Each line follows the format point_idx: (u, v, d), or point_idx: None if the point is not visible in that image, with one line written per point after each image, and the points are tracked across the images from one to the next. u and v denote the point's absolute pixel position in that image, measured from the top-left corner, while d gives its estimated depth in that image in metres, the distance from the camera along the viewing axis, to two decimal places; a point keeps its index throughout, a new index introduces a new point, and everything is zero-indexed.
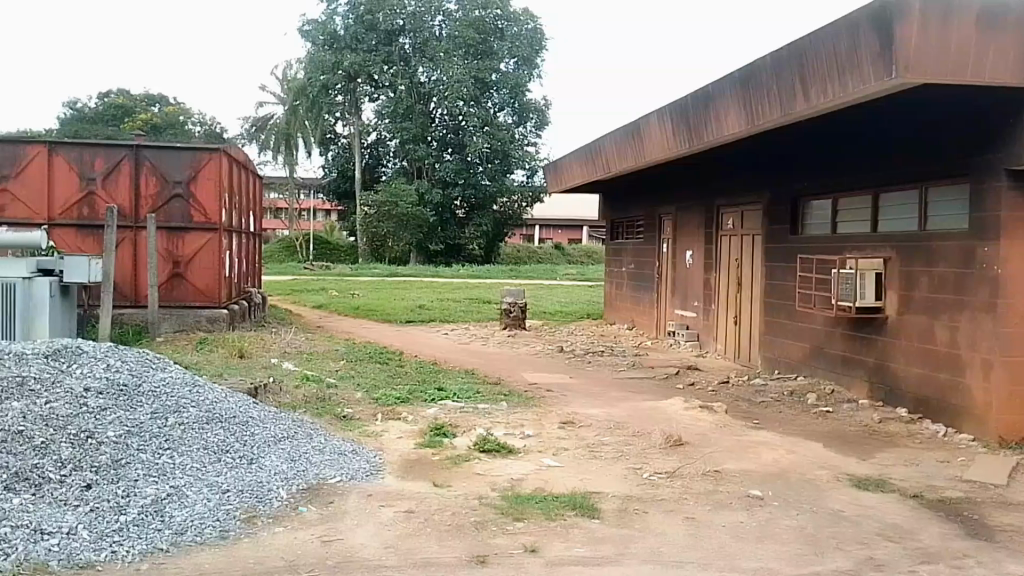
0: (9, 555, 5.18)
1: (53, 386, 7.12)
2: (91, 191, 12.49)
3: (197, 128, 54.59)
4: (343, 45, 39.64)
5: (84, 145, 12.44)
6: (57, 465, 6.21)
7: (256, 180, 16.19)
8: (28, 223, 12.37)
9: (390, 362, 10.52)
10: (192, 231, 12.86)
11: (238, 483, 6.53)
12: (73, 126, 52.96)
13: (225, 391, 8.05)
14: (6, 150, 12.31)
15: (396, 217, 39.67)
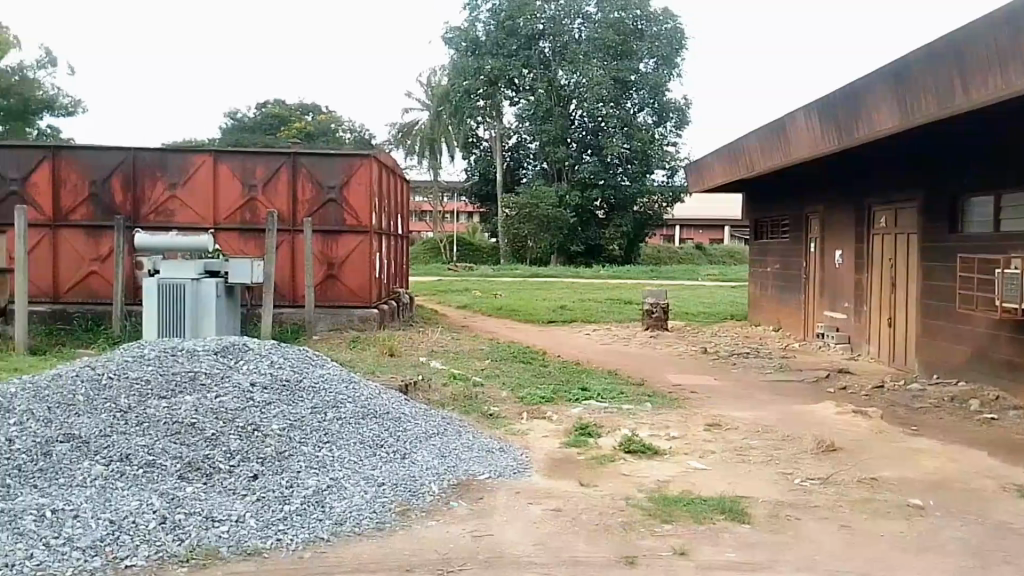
0: (185, 540, 5.55)
1: (223, 380, 7.51)
2: (252, 197, 13.17)
3: (347, 135, 56.79)
4: (484, 51, 40.59)
5: (247, 154, 13.12)
6: (227, 455, 6.52)
7: (404, 184, 16.76)
8: (196, 228, 13.14)
9: (533, 362, 10.69)
10: (344, 234, 13.40)
11: (393, 477, 6.70)
12: (233, 136, 56.47)
13: (378, 388, 8.35)
14: (176, 159, 13.06)
15: (537, 219, 40.72)
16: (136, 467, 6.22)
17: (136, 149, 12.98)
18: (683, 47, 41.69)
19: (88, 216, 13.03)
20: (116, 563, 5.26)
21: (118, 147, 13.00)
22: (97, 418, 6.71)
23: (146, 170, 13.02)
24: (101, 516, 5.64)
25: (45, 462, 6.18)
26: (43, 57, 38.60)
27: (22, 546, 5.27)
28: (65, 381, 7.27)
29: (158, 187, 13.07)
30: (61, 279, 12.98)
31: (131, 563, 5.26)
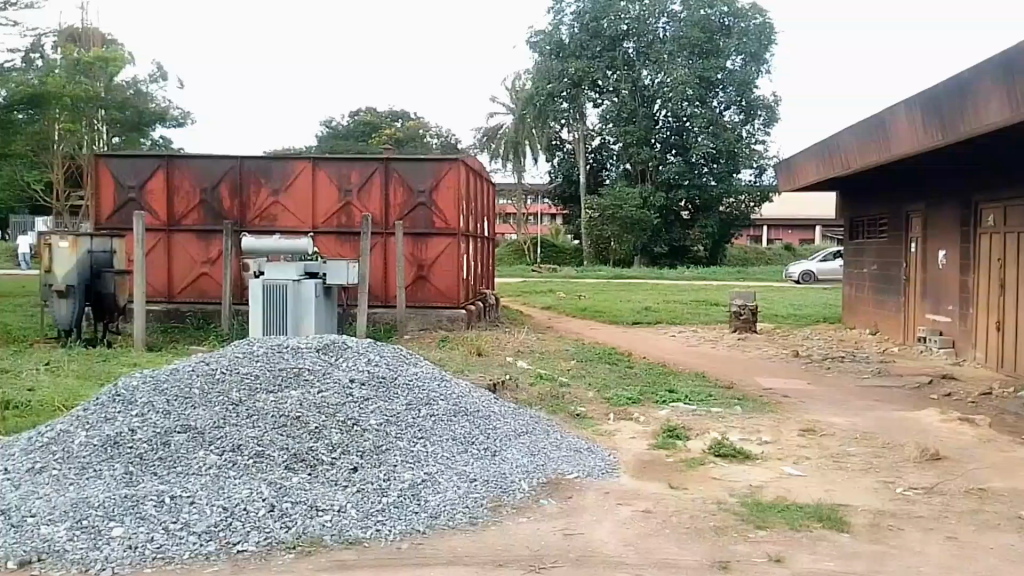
0: (292, 528, 5.88)
1: (324, 376, 7.83)
2: (347, 202, 13.66)
3: (434, 141, 58.06)
4: (568, 53, 40.70)
5: (342, 160, 13.60)
6: (329, 448, 6.84)
7: (489, 187, 17.00)
8: (295, 232, 13.69)
9: (619, 363, 10.68)
10: (434, 237, 13.75)
11: (484, 473, 6.86)
12: (328, 143, 58.72)
13: (468, 386, 8.54)
14: (278, 167, 13.67)
15: (620, 220, 40.73)
16: (247, 458, 6.60)
17: (242, 157, 13.66)
18: (772, 41, 40.89)
19: (198, 220, 13.78)
20: (229, 547, 5.65)
21: (225, 155, 13.70)
22: (212, 410, 7.14)
23: (251, 177, 13.69)
24: (217, 503, 6.04)
25: (165, 451, 6.66)
26: (156, 72, 41.15)
27: (146, 529, 5.74)
28: (183, 374, 7.74)
29: (261, 193, 13.72)
30: (175, 279, 13.78)
31: (243, 548, 5.64)
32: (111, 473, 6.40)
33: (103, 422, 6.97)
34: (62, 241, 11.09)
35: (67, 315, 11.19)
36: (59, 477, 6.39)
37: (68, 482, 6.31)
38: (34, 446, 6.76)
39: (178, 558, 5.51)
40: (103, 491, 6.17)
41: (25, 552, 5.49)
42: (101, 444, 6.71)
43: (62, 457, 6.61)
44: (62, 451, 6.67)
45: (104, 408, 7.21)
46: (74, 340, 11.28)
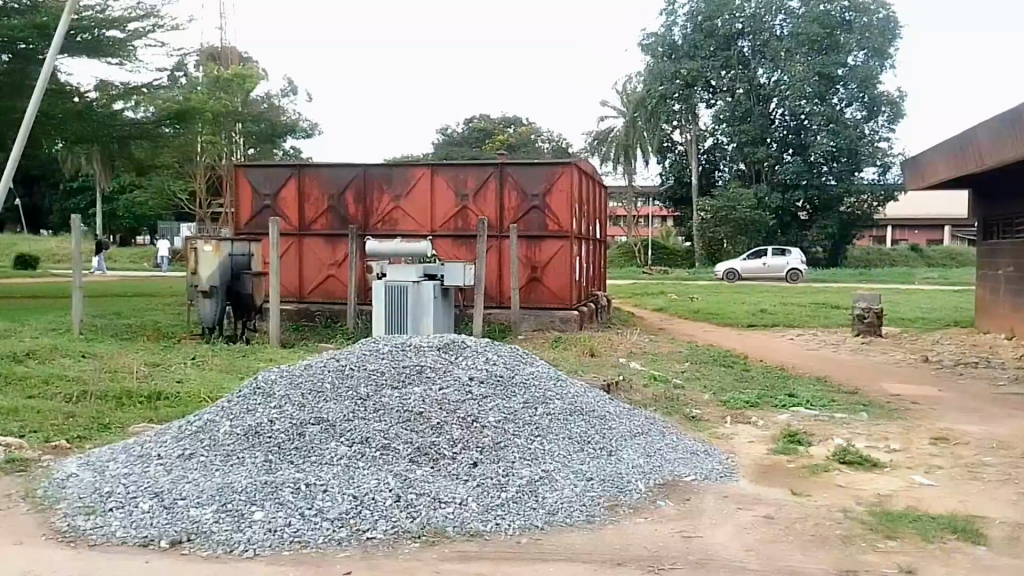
0: (417, 518, 6.15)
1: (445, 374, 8.12)
2: (464, 206, 14.07)
3: (546, 146, 58.95)
4: (681, 54, 41.39)
5: (459, 165, 14.00)
6: (450, 443, 7.11)
7: (602, 189, 17.07)
8: (415, 235, 14.23)
9: (734, 366, 10.54)
10: (547, 239, 13.99)
11: (601, 472, 6.96)
12: (445, 150, 60.73)
13: (583, 386, 8.66)
14: (399, 173, 14.22)
15: (733, 222, 39.77)
16: (375, 450, 6.97)
17: (366, 165, 14.28)
18: (897, 35, 40.25)
19: (326, 226, 14.53)
20: (359, 533, 5.98)
21: (351, 164, 14.38)
22: (342, 403, 7.56)
23: (374, 183, 14.29)
24: (348, 492, 6.41)
25: (300, 442, 7.10)
26: (287, 86, 44.01)
27: (284, 514, 6.15)
28: (314, 369, 8.21)
29: (383, 199, 14.30)
30: (305, 282, 14.56)
31: (372, 535, 5.97)
32: (252, 461, 6.89)
33: (245, 414, 7.50)
34: (207, 245, 11.88)
35: (211, 313, 12.02)
36: (206, 462, 6.93)
37: (215, 468, 6.83)
38: (184, 434, 7.34)
39: (314, 543, 5.88)
40: (245, 477, 6.65)
41: (178, 531, 6.00)
42: (242, 433, 7.22)
43: (208, 444, 7.15)
44: (208, 438, 7.22)
45: (245, 400, 7.74)
46: (216, 337, 12.13)
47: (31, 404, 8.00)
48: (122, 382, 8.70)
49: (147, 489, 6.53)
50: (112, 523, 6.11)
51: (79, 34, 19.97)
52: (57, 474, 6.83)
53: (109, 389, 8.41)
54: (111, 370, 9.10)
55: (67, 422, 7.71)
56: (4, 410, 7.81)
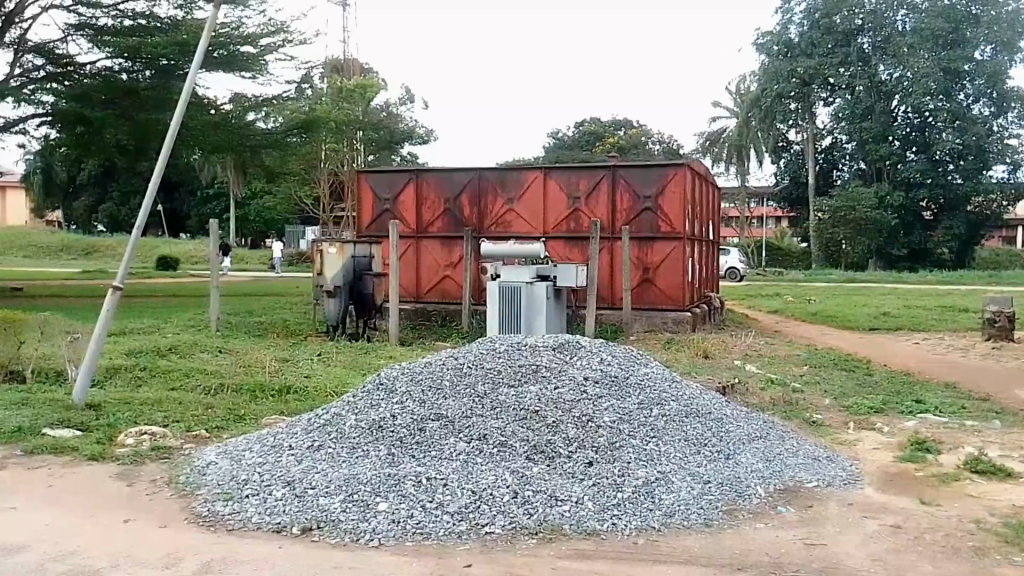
0: (534, 515, 6.28)
1: (559, 373, 8.25)
2: (576, 208, 14.24)
3: (656, 147, 58.77)
4: (797, 53, 41.82)
5: (572, 168, 14.20)
6: (566, 442, 7.22)
7: (715, 190, 16.90)
8: (528, 236, 14.47)
9: (856, 370, 10.22)
10: (659, 240, 14.04)
11: (719, 476, 6.90)
12: (556, 153, 62.10)
13: (698, 388, 8.64)
14: (512, 177, 14.53)
15: (852, 223, 39.17)
16: (493, 447, 7.16)
17: (480, 169, 14.66)
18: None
19: (443, 228, 14.94)
20: (478, 527, 6.16)
21: (466, 168, 14.77)
22: (460, 400, 7.81)
23: (489, 186, 14.65)
24: (466, 486, 6.62)
25: (420, 436, 7.38)
26: (404, 95, 45.96)
27: (407, 506, 6.40)
28: (434, 366, 8.51)
29: (497, 202, 14.64)
30: (422, 282, 15.05)
31: (490, 530, 6.12)
32: (376, 454, 7.21)
33: (369, 408, 7.86)
34: (332, 247, 12.59)
35: (334, 311, 12.60)
36: (333, 454, 7.29)
37: (341, 459, 7.19)
38: (312, 426, 7.75)
39: (435, 534, 6.09)
40: (370, 470, 6.96)
41: (308, 519, 6.32)
42: (367, 427, 7.57)
43: (335, 436, 7.53)
44: (335, 431, 7.61)
45: (368, 395, 8.12)
46: (340, 334, 12.68)
47: (176, 395, 8.69)
48: (255, 376, 9.31)
49: (280, 478, 6.93)
50: (249, 510, 6.50)
51: (216, 50, 21.13)
52: (198, 461, 7.32)
53: (243, 382, 9.01)
54: (247, 365, 9.75)
55: (205, 413, 8.28)
56: (152, 401, 8.50)
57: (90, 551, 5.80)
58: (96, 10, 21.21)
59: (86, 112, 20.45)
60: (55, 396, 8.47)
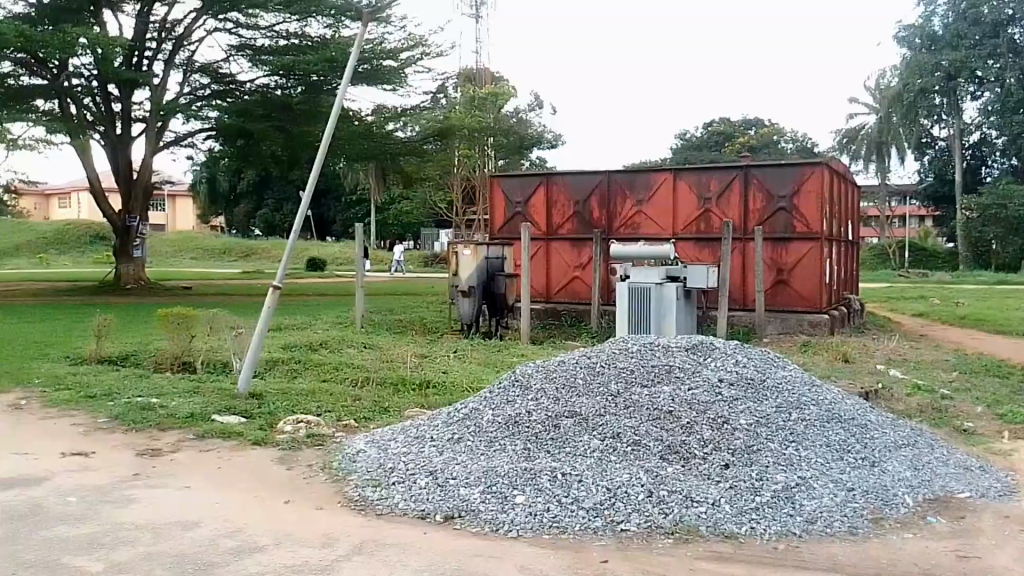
0: (670, 514, 6.33)
1: (694, 374, 8.31)
2: (707, 209, 14.19)
3: (790, 146, 59.84)
4: (942, 45, 39.99)
5: (703, 168, 14.18)
6: (701, 443, 7.25)
7: (854, 190, 16.31)
8: (658, 238, 14.52)
9: (1012, 377, 9.68)
10: (795, 241, 13.79)
11: (863, 483, 6.75)
12: (685, 154, 63.80)
13: (839, 393, 8.53)
14: (642, 178, 14.64)
15: (1004, 221, 38.26)
16: (627, 445, 7.29)
17: (610, 172, 14.85)
18: None
19: (572, 231, 15.24)
20: (614, 524, 6.27)
21: (595, 170, 15.00)
22: (594, 398, 8.01)
23: (618, 189, 14.80)
24: (601, 483, 6.76)
25: (555, 433, 7.62)
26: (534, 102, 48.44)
27: (543, 500, 6.61)
28: (567, 364, 8.75)
29: (626, 203, 14.76)
30: (551, 283, 15.38)
31: (626, 527, 6.22)
32: (512, 448, 7.49)
33: (505, 404, 8.19)
34: (466, 250, 13.03)
35: (468, 311, 13.14)
36: (471, 446, 7.62)
37: (480, 452, 7.51)
38: (452, 419, 8.14)
39: (571, 529, 6.25)
40: (506, 463, 7.24)
41: (450, 508, 6.63)
42: (504, 423, 7.89)
43: (473, 430, 7.87)
44: (474, 425, 7.96)
45: (505, 392, 8.45)
46: (473, 333, 13.19)
47: (328, 386, 9.33)
48: (397, 370, 9.85)
49: (423, 467, 7.32)
50: (395, 496, 6.90)
51: (361, 65, 22.48)
52: (348, 449, 7.84)
53: (387, 376, 9.55)
54: (389, 360, 10.28)
55: (354, 404, 8.83)
56: (306, 391, 9.16)
57: (257, 528, 6.32)
58: (255, 32, 23.16)
59: (248, 126, 22.53)
60: (222, 385, 9.30)
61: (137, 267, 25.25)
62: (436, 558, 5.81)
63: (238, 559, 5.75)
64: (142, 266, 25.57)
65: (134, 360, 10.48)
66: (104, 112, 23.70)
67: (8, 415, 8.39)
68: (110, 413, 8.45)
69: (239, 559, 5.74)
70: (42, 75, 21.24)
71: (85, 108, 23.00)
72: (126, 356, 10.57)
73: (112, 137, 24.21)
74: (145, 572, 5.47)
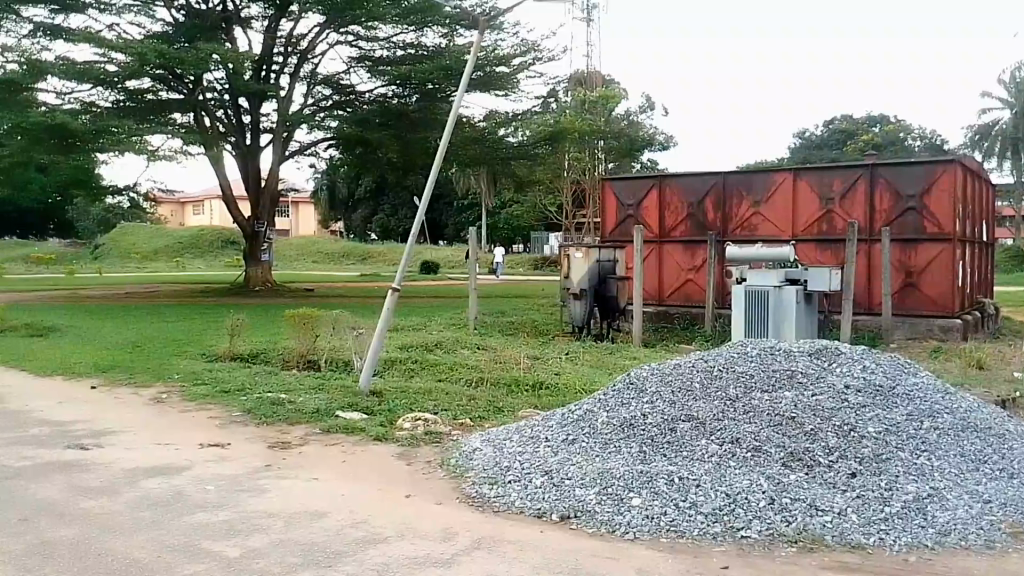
0: (793, 522, 6.16)
1: (818, 380, 8.18)
2: (829, 210, 13.95)
3: (916, 144, 61.52)
4: None
5: (825, 168, 13.95)
6: (826, 450, 7.09)
7: (989, 189, 15.55)
8: (777, 239, 14.40)
9: None
10: (924, 242, 13.33)
11: (1002, 497, 6.45)
12: (805, 154, 68.47)
13: (974, 402, 8.25)
14: (761, 178, 14.54)
15: None
16: (747, 450, 7.18)
17: (726, 173, 14.83)
18: None
19: (686, 233, 15.30)
20: (734, 531, 6.13)
21: (712, 171, 15.03)
22: (712, 403, 7.96)
23: (734, 190, 14.75)
24: (720, 489, 6.65)
25: (671, 436, 7.59)
26: (646, 103, 51.73)
27: (660, 503, 6.54)
28: (685, 367, 8.78)
29: (743, 205, 14.71)
30: (665, 285, 15.47)
31: (747, 534, 6.07)
32: (628, 451, 7.50)
33: (621, 406, 8.24)
34: (578, 252, 13.30)
35: (581, 313, 13.34)
36: (587, 447, 7.67)
37: (595, 453, 7.54)
38: (567, 420, 8.24)
39: (690, 533, 6.15)
40: (622, 465, 7.23)
41: (566, 508, 6.65)
42: (619, 425, 7.92)
43: (589, 431, 7.93)
44: (589, 426, 8.03)
45: (620, 394, 8.51)
46: (585, 335, 13.33)
47: (443, 386, 9.61)
48: (511, 372, 10.08)
49: (538, 467, 7.40)
50: (512, 494, 6.98)
51: (474, 72, 22.99)
52: (464, 447, 8.03)
53: (500, 376, 9.81)
54: (503, 360, 10.58)
55: (469, 403, 9.06)
56: (423, 390, 9.47)
57: (380, 519, 6.51)
58: (374, 43, 24.12)
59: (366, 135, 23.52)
60: (345, 382, 9.75)
61: (263, 271, 26.84)
62: (554, 558, 5.80)
63: (363, 549, 5.94)
64: (269, 269, 27.19)
65: (263, 357, 11.17)
66: (235, 123, 25.21)
67: (152, 408, 9.04)
68: (242, 407, 8.97)
69: (364, 549, 5.92)
70: (179, 90, 22.76)
71: (218, 120, 24.68)
72: (254, 354, 11.26)
73: (243, 147, 25.61)
74: (278, 558, 5.70)
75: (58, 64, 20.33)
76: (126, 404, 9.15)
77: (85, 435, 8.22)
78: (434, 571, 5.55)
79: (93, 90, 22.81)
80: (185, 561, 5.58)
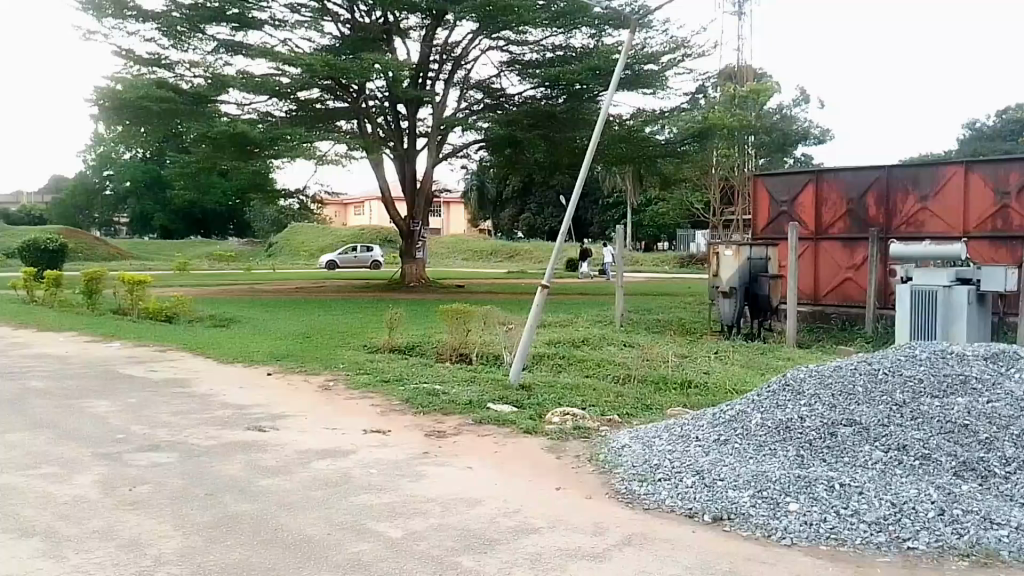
0: (964, 535, 5.73)
1: (994, 386, 7.74)
2: (1004, 205, 12.98)
3: None
4: None
5: (1002, 160, 13.01)
6: (1002, 461, 6.66)
7: None
8: (946, 236, 13.55)
9: None
10: None
11: None
12: (973, 146, 64.61)
13: None
14: (928, 173, 13.77)
15: None
16: (914, 458, 6.85)
17: (890, 167, 14.15)
18: None
19: (844, 229, 14.78)
20: (900, 542, 5.75)
21: (874, 165, 14.39)
22: (876, 408, 7.68)
23: (898, 184, 14.05)
24: (885, 497, 6.29)
25: (831, 441, 7.34)
26: (800, 97, 50.25)
27: (819, 509, 6.21)
28: (845, 370, 8.55)
29: (907, 200, 13.97)
30: (821, 283, 15.06)
31: (914, 545, 5.69)
32: (784, 453, 7.30)
33: (776, 408, 8.10)
34: (728, 250, 13.08)
35: (730, 312, 13.26)
36: (740, 448, 7.55)
37: (749, 455, 7.40)
38: (719, 420, 8.17)
39: (852, 542, 5.80)
40: (778, 468, 7.01)
41: (719, 509, 6.44)
42: (774, 426, 7.77)
43: (742, 432, 7.83)
44: (742, 427, 7.93)
45: (776, 395, 8.40)
46: (735, 335, 13.31)
47: (591, 382, 9.95)
48: (658, 370, 10.25)
49: (689, 467, 7.28)
50: (662, 493, 6.87)
51: (625, 70, 23.02)
52: (613, 443, 8.09)
53: (648, 375, 10.02)
54: (653, 358, 10.82)
55: (615, 400, 9.30)
56: (571, 386, 9.81)
57: (532, 510, 6.63)
58: (524, 47, 24.86)
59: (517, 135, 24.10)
60: (496, 376, 10.27)
61: (418, 268, 28.00)
62: (706, 559, 5.64)
63: (517, 538, 6.05)
64: (422, 265, 28.32)
65: (418, 350, 11.86)
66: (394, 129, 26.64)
67: (323, 394, 9.80)
68: (400, 397, 9.57)
69: (518, 537, 6.04)
70: (345, 98, 24.34)
71: (379, 126, 26.05)
72: (411, 346, 11.98)
73: (401, 151, 27.05)
74: (437, 541, 5.94)
75: (239, 78, 22.05)
76: (298, 391, 9.95)
77: (262, 418, 8.98)
78: (584, 564, 5.56)
79: (268, 101, 24.73)
80: (352, 538, 5.94)
